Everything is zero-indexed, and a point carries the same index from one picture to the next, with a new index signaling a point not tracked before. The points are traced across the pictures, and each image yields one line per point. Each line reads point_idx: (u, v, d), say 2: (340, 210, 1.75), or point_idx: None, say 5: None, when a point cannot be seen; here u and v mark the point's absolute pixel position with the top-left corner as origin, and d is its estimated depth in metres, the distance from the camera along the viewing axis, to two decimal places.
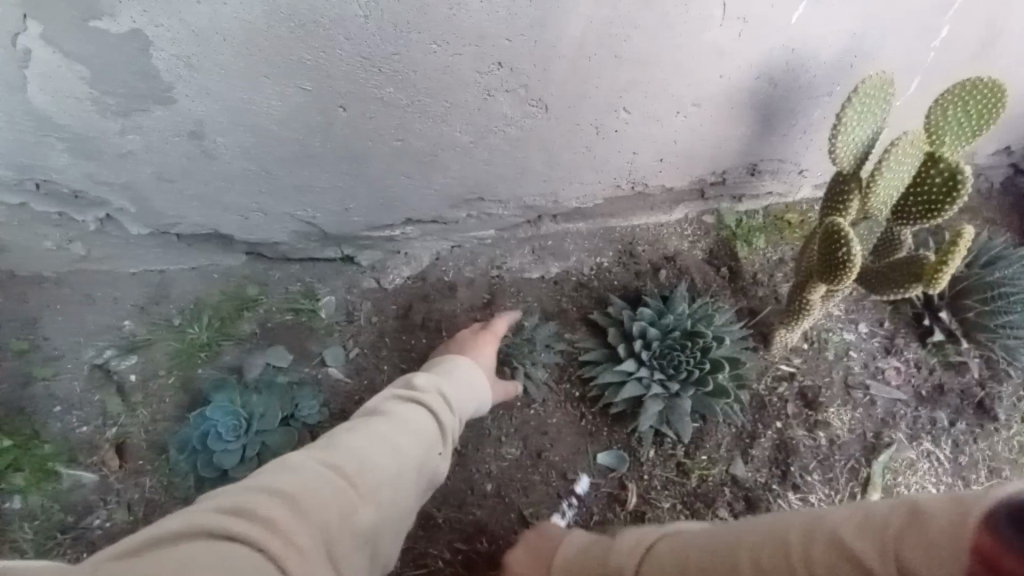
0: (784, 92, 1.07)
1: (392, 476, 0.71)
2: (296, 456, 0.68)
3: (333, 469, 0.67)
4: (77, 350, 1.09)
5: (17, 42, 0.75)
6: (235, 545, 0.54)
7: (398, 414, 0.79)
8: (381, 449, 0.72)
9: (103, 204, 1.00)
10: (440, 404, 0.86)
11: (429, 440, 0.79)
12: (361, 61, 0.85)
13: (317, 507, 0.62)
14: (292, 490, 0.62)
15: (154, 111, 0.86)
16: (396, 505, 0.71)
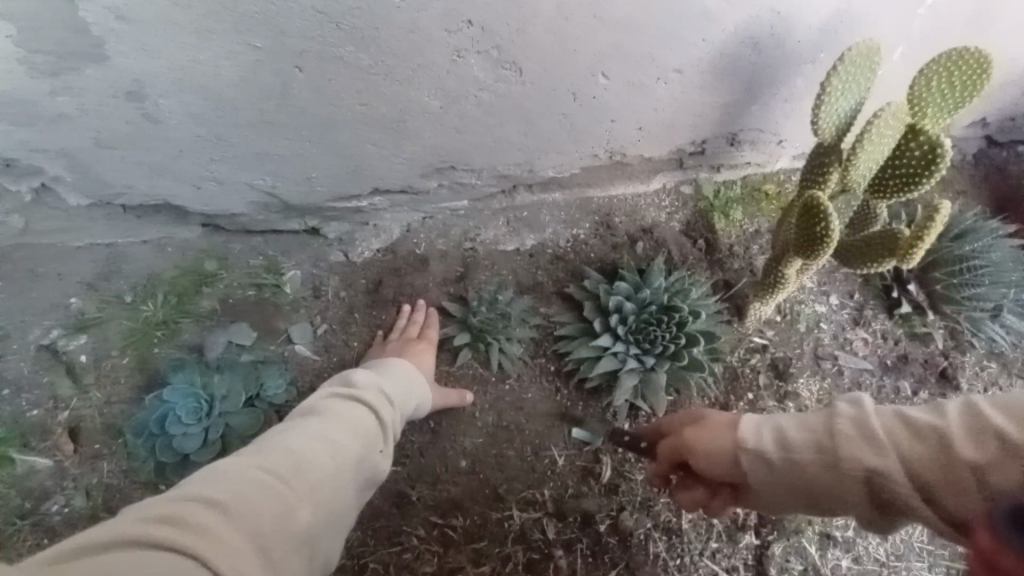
0: (768, 59, 1.04)
1: (331, 475, 0.70)
2: (227, 462, 0.65)
3: (268, 471, 0.65)
4: (21, 330, 1.02)
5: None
6: (166, 552, 0.52)
7: (336, 413, 0.78)
8: (318, 446, 0.71)
9: (38, 172, 0.92)
10: (379, 398, 0.85)
11: (369, 435, 0.78)
12: (317, 16, 0.78)
13: (254, 508, 0.60)
14: (223, 495, 0.59)
15: (87, 69, 0.77)
16: (337, 503, 0.69)
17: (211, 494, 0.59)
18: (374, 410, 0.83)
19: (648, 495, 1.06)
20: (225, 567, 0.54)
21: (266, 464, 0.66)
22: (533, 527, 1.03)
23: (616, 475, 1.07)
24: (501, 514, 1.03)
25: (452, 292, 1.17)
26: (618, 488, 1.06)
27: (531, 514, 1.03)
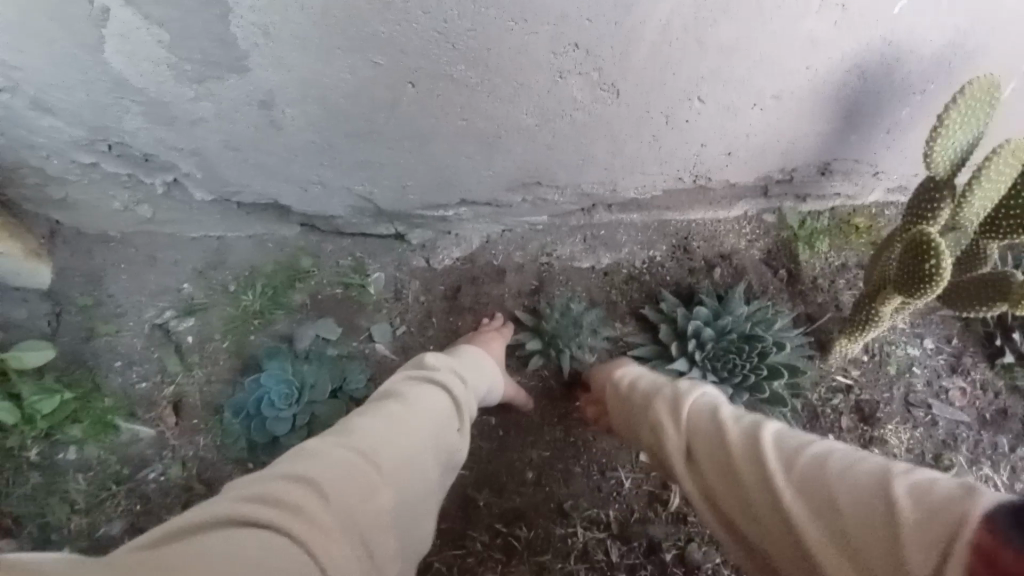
0: (874, 88, 1.00)
1: (410, 457, 0.70)
2: (316, 440, 0.68)
3: (354, 452, 0.66)
4: (138, 308, 1.13)
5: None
6: (261, 531, 0.55)
7: (413, 398, 0.79)
8: (402, 429, 0.72)
9: (171, 168, 1.01)
10: (453, 386, 0.86)
11: (443, 420, 0.79)
12: (435, 36, 0.82)
13: (339, 491, 0.61)
14: (311, 474, 0.62)
15: (228, 78, 0.85)
16: (419, 484, 0.70)
17: (300, 479, 0.61)
18: (448, 400, 0.83)
19: None
20: (319, 547, 0.56)
21: (352, 447, 0.67)
22: (596, 547, 1.02)
23: (683, 503, 1.04)
24: (565, 531, 1.03)
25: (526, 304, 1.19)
26: (686, 518, 1.04)
27: (595, 534, 1.03)
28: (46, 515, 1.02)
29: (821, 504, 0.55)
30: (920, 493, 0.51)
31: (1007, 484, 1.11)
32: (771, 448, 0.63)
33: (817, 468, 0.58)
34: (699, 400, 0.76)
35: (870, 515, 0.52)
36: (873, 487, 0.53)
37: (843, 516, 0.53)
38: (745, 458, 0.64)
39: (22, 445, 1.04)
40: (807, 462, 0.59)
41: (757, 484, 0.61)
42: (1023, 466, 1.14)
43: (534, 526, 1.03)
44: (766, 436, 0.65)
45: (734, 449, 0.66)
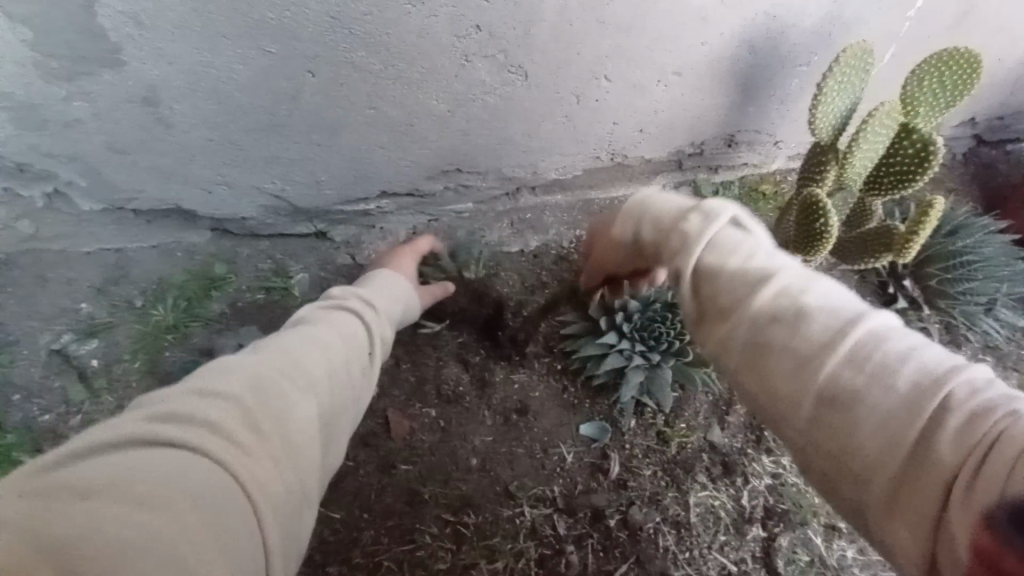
0: (764, 60, 1.06)
1: (328, 376, 0.65)
2: (229, 360, 0.61)
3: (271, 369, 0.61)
4: (31, 334, 1.02)
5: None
6: (172, 448, 0.50)
7: (334, 321, 0.74)
8: (324, 350, 0.67)
9: (51, 177, 0.92)
10: (369, 310, 0.80)
11: (354, 342, 0.72)
12: (330, 22, 0.80)
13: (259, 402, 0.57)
14: (225, 386, 0.57)
15: (103, 74, 0.79)
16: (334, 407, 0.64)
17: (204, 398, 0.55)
18: (363, 328, 0.76)
19: (657, 490, 1.08)
20: (235, 463, 0.51)
21: (263, 369, 0.60)
22: (544, 523, 1.04)
23: (624, 470, 1.09)
24: (512, 511, 1.04)
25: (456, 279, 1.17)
26: (627, 484, 1.08)
27: (542, 511, 1.04)
28: None
29: (870, 398, 0.53)
30: (969, 395, 0.51)
31: None
32: (822, 327, 0.57)
33: (870, 352, 0.55)
34: (731, 250, 0.65)
35: (920, 408, 0.51)
36: (926, 384, 0.52)
37: (891, 408, 0.52)
38: (791, 333, 0.58)
39: None
40: (856, 345, 0.55)
41: (793, 366, 0.57)
42: None
43: (481, 513, 1.03)
44: (809, 306, 0.59)
45: (783, 320, 0.59)
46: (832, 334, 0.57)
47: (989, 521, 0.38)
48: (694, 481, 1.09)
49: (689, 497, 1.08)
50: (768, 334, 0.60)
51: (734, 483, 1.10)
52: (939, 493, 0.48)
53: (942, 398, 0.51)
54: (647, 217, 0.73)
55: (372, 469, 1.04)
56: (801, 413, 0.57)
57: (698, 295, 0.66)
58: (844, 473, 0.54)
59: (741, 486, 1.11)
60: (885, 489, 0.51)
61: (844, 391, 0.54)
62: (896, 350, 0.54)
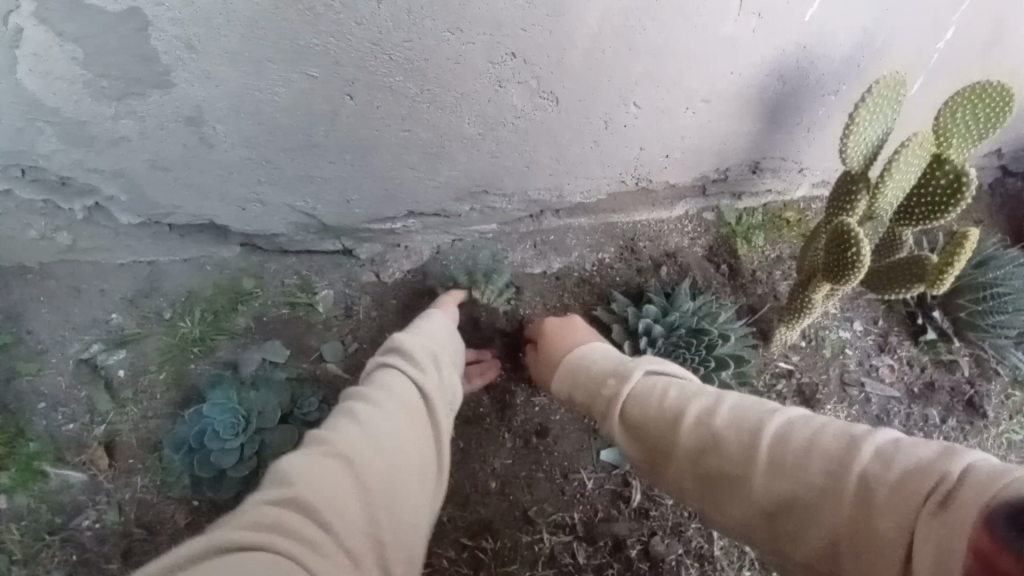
0: (792, 89, 1.07)
1: (394, 456, 0.73)
2: (302, 459, 0.69)
3: (339, 464, 0.69)
4: (62, 344, 1.04)
5: (7, 20, 0.71)
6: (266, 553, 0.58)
7: (393, 391, 0.80)
8: (390, 436, 0.75)
9: (92, 191, 0.95)
10: (422, 371, 0.84)
11: (410, 408, 0.79)
12: (371, 47, 0.82)
13: (337, 498, 0.66)
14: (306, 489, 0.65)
15: (152, 95, 0.82)
16: (405, 480, 0.73)
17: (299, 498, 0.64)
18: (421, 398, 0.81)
19: (679, 520, 1.06)
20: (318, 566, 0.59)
21: (334, 466, 0.69)
22: (564, 551, 1.02)
23: (645, 498, 1.06)
24: (531, 537, 1.02)
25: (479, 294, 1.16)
26: (648, 513, 1.05)
27: (562, 538, 1.03)
28: None
29: (802, 482, 0.65)
30: (882, 453, 0.62)
31: None
32: (742, 437, 0.71)
33: (786, 448, 0.68)
34: (651, 389, 0.81)
35: (843, 480, 0.62)
36: (839, 455, 0.64)
37: (823, 489, 0.63)
38: (724, 452, 0.72)
39: None
40: (771, 445, 0.68)
41: (742, 484, 0.69)
42: (954, 437, 1.22)
43: (498, 540, 1.02)
44: (727, 420, 0.74)
45: (711, 444, 0.73)
46: (748, 444, 0.70)
47: (988, 522, 0.49)
48: None
49: (713, 528, 1.06)
50: (706, 461, 0.73)
51: None
52: (897, 551, 0.57)
53: (856, 465, 0.62)
54: (573, 377, 0.90)
55: None
56: (763, 524, 0.68)
57: (639, 433, 0.80)
58: (827, 566, 0.63)
59: None
60: (854, 557, 0.60)
61: (784, 484, 0.66)
62: (809, 435, 0.67)
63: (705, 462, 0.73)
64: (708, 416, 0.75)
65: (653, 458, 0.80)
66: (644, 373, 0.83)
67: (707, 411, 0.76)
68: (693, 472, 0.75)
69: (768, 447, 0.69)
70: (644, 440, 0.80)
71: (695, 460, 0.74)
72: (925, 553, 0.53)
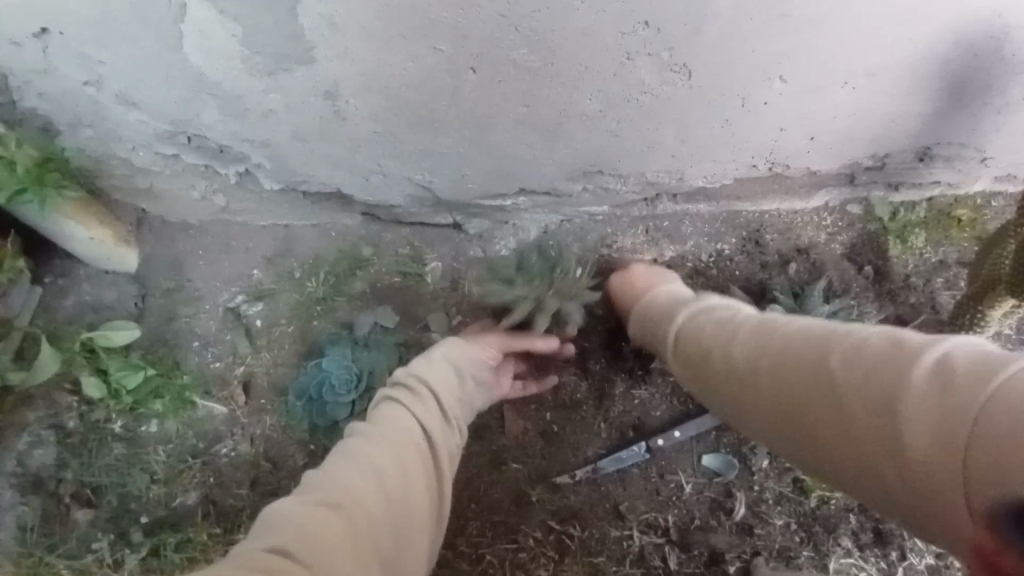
0: (985, 63, 0.87)
1: (394, 505, 0.70)
2: (301, 499, 0.68)
3: (332, 508, 0.66)
4: (213, 293, 1.18)
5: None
6: None
7: (401, 425, 0.78)
8: (391, 481, 0.71)
9: (243, 158, 1.05)
10: (427, 409, 0.82)
11: (416, 453, 0.76)
12: (498, 20, 0.80)
13: (323, 546, 0.63)
14: (293, 539, 0.62)
15: (296, 70, 0.87)
16: (404, 533, 0.70)
17: (289, 543, 0.62)
18: (429, 439, 0.79)
19: (788, 544, 0.96)
20: None
21: (327, 513, 0.66)
22: (654, 552, 0.98)
23: (749, 514, 0.98)
24: (621, 533, 0.99)
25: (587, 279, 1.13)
26: (752, 530, 0.97)
27: (653, 539, 0.98)
28: (126, 485, 1.10)
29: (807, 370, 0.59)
30: (894, 338, 0.54)
31: None
32: (758, 342, 0.67)
33: (788, 347, 0.63)
34: (710, 310, 0.80)
35: (833, 374, 0.56)
36: (844, 344, 0.57)
37: (808, 383, 0.58)
38: (742, 355, 0.68)
39: (108, 418, 1.12)
40: (779, 342, 0.64)
41: (750, 385, 0.65)
42: None
43: (586, 531, 1.00)
44: (750, 333, 0.70)
45: (733, 352, 0.70)
46: (764, 350, 0.66)
47: (991, 517, 0.43)
48: (836, 545, 0.95)
49: (828, 560, 0.95)
50: (729, 365, 0.70)
51: (886, 556, 0.95)
52: (884, 436, 0.50)
53: (845, 356, 0.56)
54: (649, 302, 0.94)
55: (483, 461, 1.04)
56: (776, 430, 0.63)
57: (676, 355, 0.81)
58: (830, 471, 0.56)
59: (895, 561, 0.95)
60: (843, 457, 0.54)
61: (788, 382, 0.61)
62: (804, 338, 0.62)
63: (729, 371, 0.70)
64: (739, 330, 0.72)
65: (694, 377, 0.77)
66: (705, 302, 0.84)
67: (746, 329, 0.71)
68: (722, 385, 0.71)
69: (775, 351, 0.64)
70: (684, 362, 0.79)
71: (726, 376, 0.70)
72: (920, 443, 0.47)
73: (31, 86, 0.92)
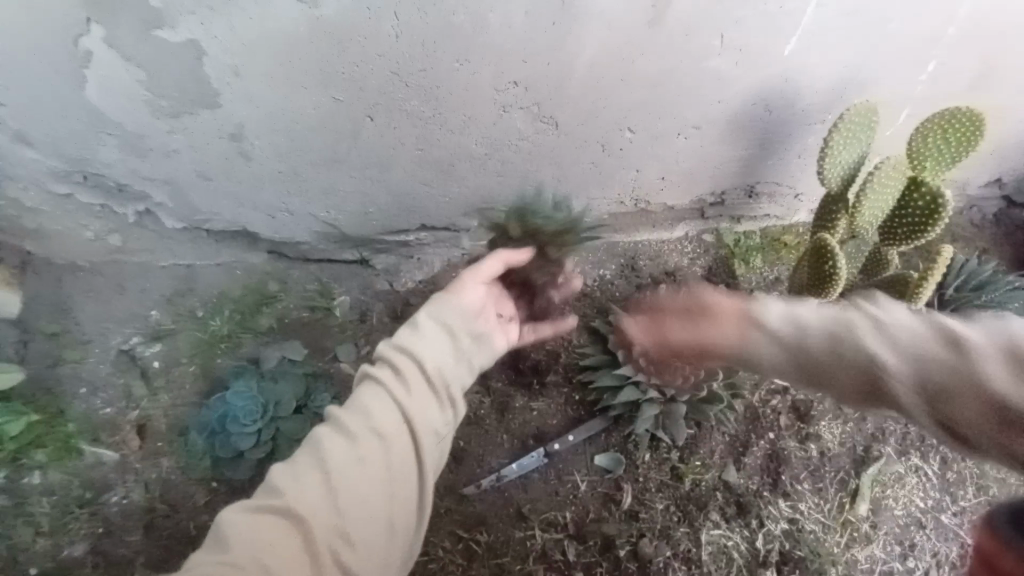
0: (778, 117, 1.14)
1: (357, 508, 0.71)
2: (259, 506, 0.70)
3: (286, 519, 0.69)
4: (105, 335, 1.15)
5: (80, 43, 0.83)
6: None
7: (376, 410, 0.77)
8: (358, 484, 0.72)
9: (144, 197, 1.07)
10: (411, 392, 0.79)
11: (392, 446, 0.75)
12: (390, 75, 0.93)
13: (273, 556, 0.66)
14: (243, 553, 0.65)
15: (202, 114, 0.94)
16: (370, 532, 0.71)
17: (237, 553, 0.65)
18: (407, 422, 0.77)
19: (668, 524, 1.09)
20: None
21: (284, 524, 0.69)
22: (554, 548, 1.06)
23: (636, 502, 1.10)
24: (524, 533, 1.06)
25: None
26: (638, 515, 1.09)
27: (553, 535, 1.07)
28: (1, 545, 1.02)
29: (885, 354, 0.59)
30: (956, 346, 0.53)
31: (934, 471, 1.19)
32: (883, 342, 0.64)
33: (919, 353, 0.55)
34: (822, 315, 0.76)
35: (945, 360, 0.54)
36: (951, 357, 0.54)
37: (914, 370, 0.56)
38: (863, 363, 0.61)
39: None
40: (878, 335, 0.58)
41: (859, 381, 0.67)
42: (953, 456, 1.22)
43: (492, 537, 1.06)
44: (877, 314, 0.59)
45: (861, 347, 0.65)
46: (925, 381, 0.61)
47: (992, 520, 0.53)
48: (706, 519, 1.09)
49: (701, 533, 1.08)
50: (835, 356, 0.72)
51: (749, 524, 1.10)
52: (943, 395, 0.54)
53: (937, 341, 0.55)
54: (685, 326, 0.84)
55: None
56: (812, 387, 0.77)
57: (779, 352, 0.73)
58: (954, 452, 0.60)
59: (755, 528, 1.10)
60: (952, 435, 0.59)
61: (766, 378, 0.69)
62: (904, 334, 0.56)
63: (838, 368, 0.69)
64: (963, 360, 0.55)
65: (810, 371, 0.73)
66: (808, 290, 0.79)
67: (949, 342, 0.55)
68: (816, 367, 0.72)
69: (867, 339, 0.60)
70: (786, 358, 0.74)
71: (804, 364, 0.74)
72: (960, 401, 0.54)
73: None
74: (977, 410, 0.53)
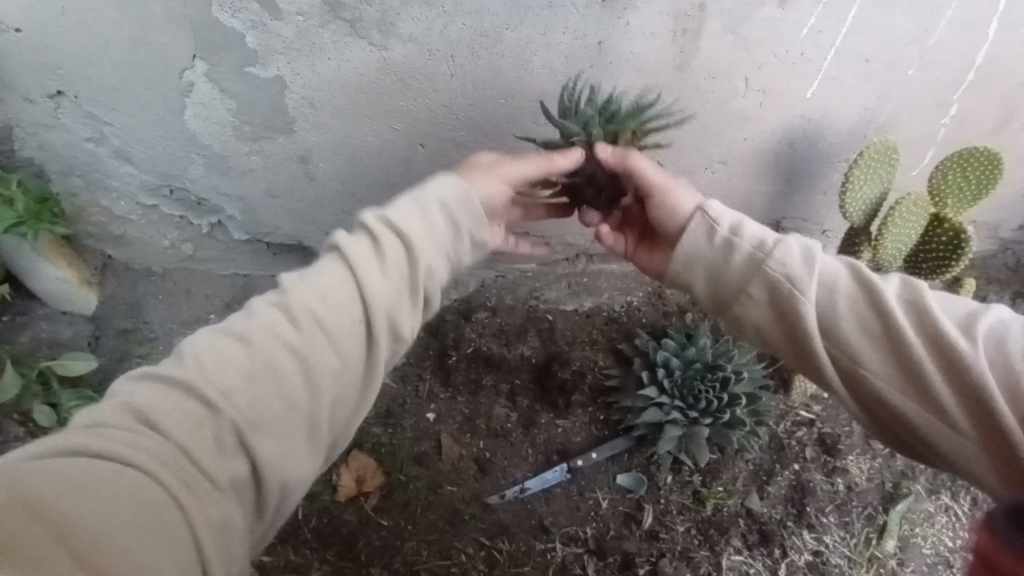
0: (803, 154, 1.20)
1: (253, 371, 0.65)
2: (162, 372, 0.64)
3: (190, 386, 0.63)
4: (169, 334, 1.26)
5: (184, 75, 0.97)
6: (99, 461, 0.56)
7: (331, 297, 0.70)
8: (247, 347, 0.67)
9: (218, 211, 1.20)
10: (366, 258, 0.72)
11: (329, 311, 0.70)
12: (443, 109, 1.04)
13: (187, 413, 0.62)
14: (157, 407, 0.61)
15: (278, 138, 1.07)
16: (261, 398, 0.65)
17: (149, 411, 0.61)
18: (364, 319, 0.71)
19: (688, 546, 1.10)
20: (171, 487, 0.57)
21: (192, 380, 0.63)
22: (574, 561, 1.08)
23: (656, 522, 1.12)
24: (545, 545, 1.10)
25: (516, 324, 1.28)
26: (658, 535, 1.11)
27: (574, 549, 1.09)
28: None
29: (891, 331, 0.71)
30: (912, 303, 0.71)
31: (963, 512, 1.18)
32: (871, 304, 0.73)
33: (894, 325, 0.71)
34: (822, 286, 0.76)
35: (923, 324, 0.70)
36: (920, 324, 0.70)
37: (898, 344, 0.70)
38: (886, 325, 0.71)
39: None
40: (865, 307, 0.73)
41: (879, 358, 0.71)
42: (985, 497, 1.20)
43: (514, 547, 1.09)
44: (851, 294, 0.74)
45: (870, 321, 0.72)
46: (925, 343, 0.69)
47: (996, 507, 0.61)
48: (727, 544, 1.10)
49: (722, 558, 1.09)
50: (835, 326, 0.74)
51: (771, 554, 1.10)
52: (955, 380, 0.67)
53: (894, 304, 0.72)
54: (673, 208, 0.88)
55: (422, 485, 1.14)
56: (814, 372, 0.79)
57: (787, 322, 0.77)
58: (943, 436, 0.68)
59: (779, 558, 1.10)
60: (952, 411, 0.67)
61: (777, 342, 0.81)
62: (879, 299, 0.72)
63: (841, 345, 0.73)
64: (924, 327, 0.69)
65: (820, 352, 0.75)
66: (798, 251, 0.78)
67: (915, 308, 0.71)
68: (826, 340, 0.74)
69: (885, 318, 0.71)
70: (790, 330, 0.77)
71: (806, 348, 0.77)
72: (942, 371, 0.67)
73: (35, 137, 1.07)
74: (966, 389, 0.66)
